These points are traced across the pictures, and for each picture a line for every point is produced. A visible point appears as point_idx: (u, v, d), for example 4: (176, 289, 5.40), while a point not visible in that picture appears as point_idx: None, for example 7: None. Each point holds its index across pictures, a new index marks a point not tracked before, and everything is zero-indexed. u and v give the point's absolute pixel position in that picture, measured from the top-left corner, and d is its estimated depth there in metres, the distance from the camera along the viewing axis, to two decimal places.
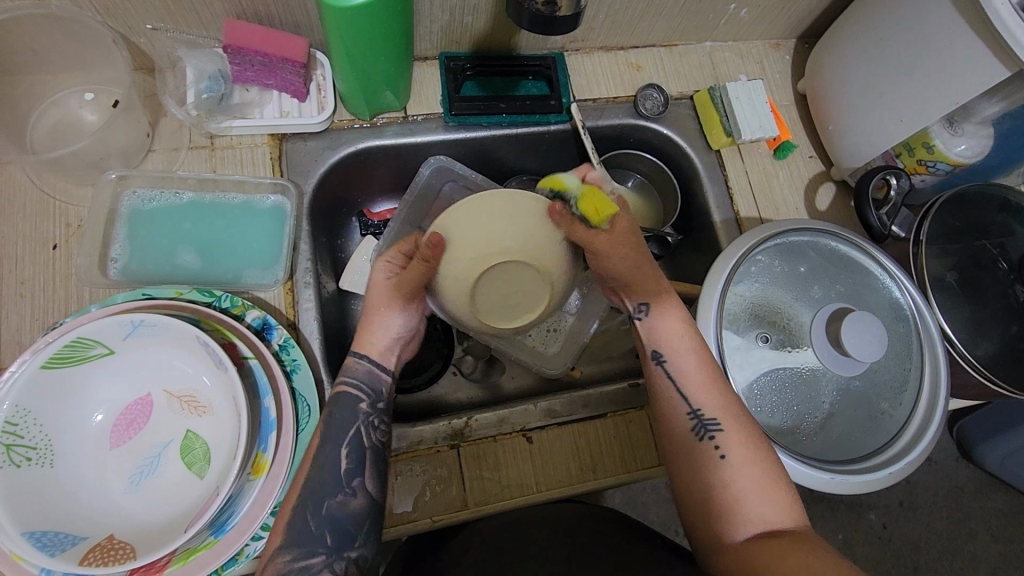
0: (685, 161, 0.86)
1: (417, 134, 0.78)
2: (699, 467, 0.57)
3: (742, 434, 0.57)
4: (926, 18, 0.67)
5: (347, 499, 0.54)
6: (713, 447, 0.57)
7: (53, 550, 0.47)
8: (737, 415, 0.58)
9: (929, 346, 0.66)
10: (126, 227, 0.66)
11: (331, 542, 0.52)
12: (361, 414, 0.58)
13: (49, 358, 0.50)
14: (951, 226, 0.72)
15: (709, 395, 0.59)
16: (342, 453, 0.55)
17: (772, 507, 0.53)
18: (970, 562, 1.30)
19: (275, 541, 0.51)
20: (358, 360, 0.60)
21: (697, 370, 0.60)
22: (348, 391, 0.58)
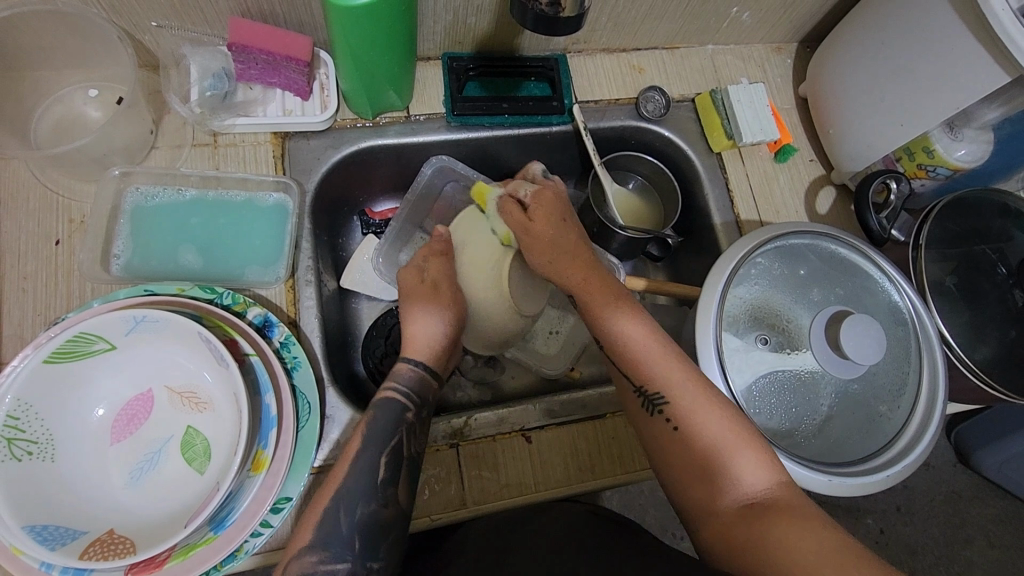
0: (686, 163, 0.86)
1: (419, 134, 0.78)
2: (663, 443, 0.57)
3: (689, 403, 0.56)
4: (929, 23, 0.67)
5: (378, 508, 0.54)
6: (664, 420, 0.57)
7: (53, 544, 0.47)
8: (678, 384, 0.57)
9: (927, 350, 0.66)
10: (129, 224, 0.66)
11: (358, 548, 0.52)
12: (404, 422, 0.58)
13: (52, 353, 0.50)
14: (951, 231, 0.72)
15: (651, 372, 0.59)
16: (381, 462, 0.56)
17: (743, 472, 0.52)
18: (966, 567, 1.30)
19: (303, 539, 0.52)
20: (409, 367, 0.62)
21: (636, 344, 0.61)
22: (396, 396, 0.59)
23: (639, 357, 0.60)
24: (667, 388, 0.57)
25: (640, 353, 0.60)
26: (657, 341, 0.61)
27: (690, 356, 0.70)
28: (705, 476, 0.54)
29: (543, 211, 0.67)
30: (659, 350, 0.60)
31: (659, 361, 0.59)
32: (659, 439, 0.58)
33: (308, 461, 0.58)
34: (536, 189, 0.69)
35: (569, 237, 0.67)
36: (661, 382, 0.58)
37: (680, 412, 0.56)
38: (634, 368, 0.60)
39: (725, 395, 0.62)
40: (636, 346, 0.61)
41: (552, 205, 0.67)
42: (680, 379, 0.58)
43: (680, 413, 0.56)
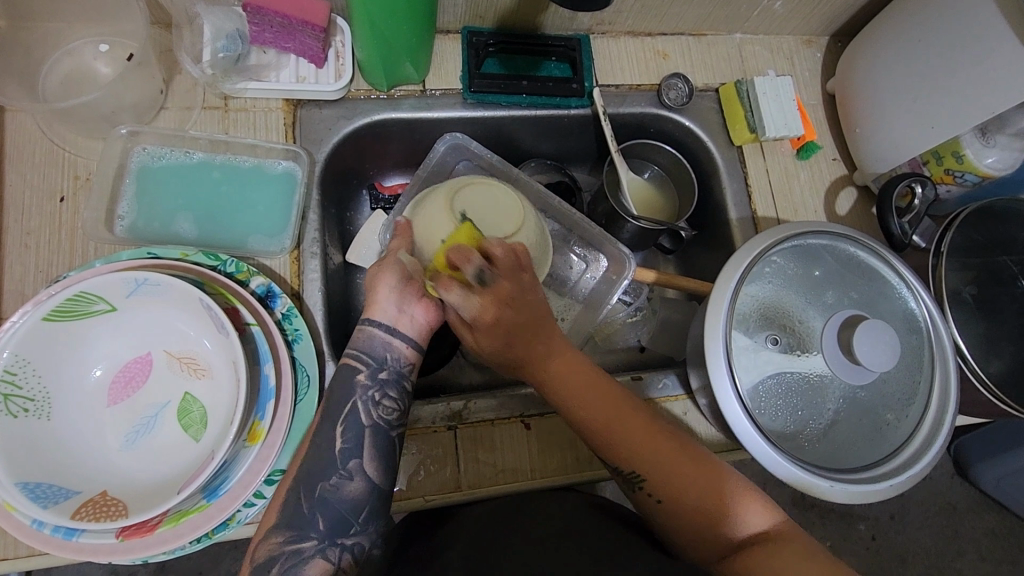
0: (705, 154, 0.84)
1: (434, 109, 0.76)
2: (647, 509, 0.57)
3: (669, 473, 0.55)
4: (981, 33, 0.64)
5: (341, 482, 0.53)
6: (646, 494, 0.56)
7: (45, 502, 0.47)
8: (659, 460, 0.55)
9: (940, 361, 0.64)
10: (134, 184, 0.65)
11: (323, 527, 0.52)
12: (358, 388, 0.56)
13: (51, 311, 0.49)
14: (974, 241, 0.70)
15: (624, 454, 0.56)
16: (338, 432, 0.55)
17: (732, 516, 0.53)
18: None
19: (270, 521, 0.52)
20: (361, 326, 0.58)
21: (599, 425, 0.57)
22: (349, 360, 0.57)
23: (611, 440, 0.57)
24: (644, 464, 0.55)
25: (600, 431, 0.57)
26: (629, 413, 0.57)
27: (697, 351, 0.69)
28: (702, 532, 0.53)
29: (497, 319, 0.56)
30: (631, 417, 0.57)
31: (630, 437, 0.56)
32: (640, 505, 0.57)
33: (304, 434, 0.57)
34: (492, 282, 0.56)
35: (520, 334, 0.57)
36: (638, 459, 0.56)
37: (659, 484, 0.55)
38: (608, 449, 0.57)
39: (730, 394, 0.61)
40: (606, 425, 0.57)
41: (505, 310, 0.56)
42: (652, 455, 0.56)
43: (661, 486, 0.55)
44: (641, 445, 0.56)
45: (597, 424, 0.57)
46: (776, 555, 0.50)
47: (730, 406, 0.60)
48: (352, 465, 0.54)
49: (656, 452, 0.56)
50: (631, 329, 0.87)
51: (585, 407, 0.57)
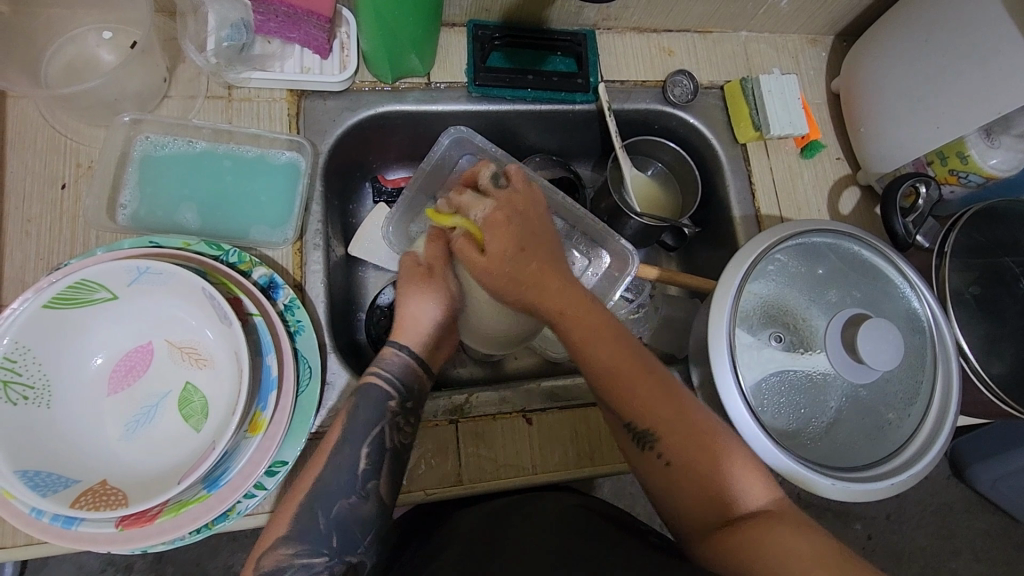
0: (710, 152, 0.84)
1: (439, 102, 0.76)
2: (649, 471, 0.55)
3: (686, 433, 0.54)
4: (988, 36, 0.64)
5: (358, 502, 0.53)
6: (655, 454, 0.55)
7: (44, 490, 0.46)
8: (671, 417, 0.55)
9: (943, 360, 0.64)
10: (137, 172, 0.64)
11: (336, 544, 0.52)
12: (388, 413, 0.56)
13: (52, 298, 0.49)
14: (978, 241, 0.70)
15: (642, 405, 0.56)
16: (362, 453, 0.54)
17: (731, 487, 0.53)
18: None
19: (280, 531, 0.51)
20: (395, 351, 0.59)
21: (622, 374, 0.56)
22: (379, 382, 0.57)
23: (626, 389, 0.56)
24: (660, 421, 0.55)
25: (616, 376, 0.56)
26: (644, 370, 0.57)
27: (699, 349, 0.68)
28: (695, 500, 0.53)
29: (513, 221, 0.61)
30: (645, 375, 0.56)
31: (648, 392, 0.56)
32: (646, 466, 0.55)
33: (305, 426, 0.57)
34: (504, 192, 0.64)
35: (528, 256, 0.60)
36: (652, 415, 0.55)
37: (670, 441, 0.54)
38: (619, 401, 0.56)
39: (733, 391, 0.61)
40: (622, 383, 0.56)
41: (506, 213, 0.62)
42: (667, 410, 0.55)
43: (674, 445, 0.54)
44: (654, 400, 0.56)
45: (616, 373, 0.56)
46: (768, 536, 0.49)
47: (733, 403, 0.60)
48: (370, 485, 0.54)
49: (674, 415, 0.55)
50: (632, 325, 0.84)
51: (608, 350, 0.57)
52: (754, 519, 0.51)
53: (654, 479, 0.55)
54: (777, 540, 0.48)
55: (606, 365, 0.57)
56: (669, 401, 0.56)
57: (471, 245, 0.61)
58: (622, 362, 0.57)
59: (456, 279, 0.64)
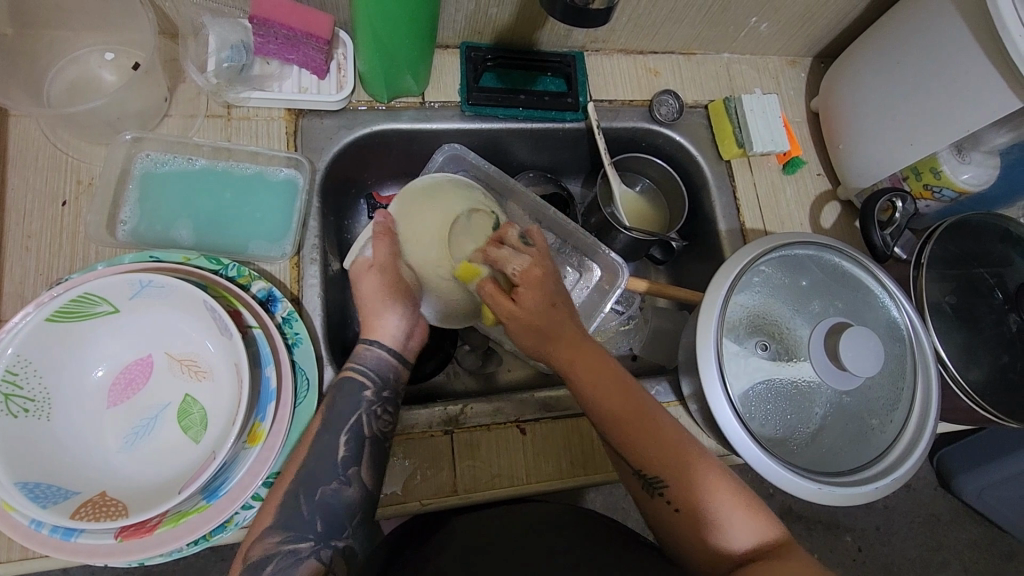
0: (695, 168, 0.87)
1: (432, 121, 0.78)
2: (661, 516, 0.56)
3: (689, 480, 0.55)
4: (952, 58, 0.67)
5: (340, 488, 0.54)
6: (664, 501, 0.56)
7: (45, 502, 0.47)
8: (677, 464, 0.55)
9: (923, 367, 0.66)
10: (137, 188, 0.65)
11: (320, 529, 0.53)
12: (364, 402, 0.58)
13: (55, 312, 0.50)
14: (952, 253, 0.73)
15: (648, 458, 0.56)
16: (341, 441, 0.55)
17: (735, 535, 0.53)
18: None
19: (265, 521, 0.52)
20: (367, 347, 0.60)
21: (628, 427, 0.57)
22: (357, 376, 0.59)
23: (637, 440, 0.56)
24: (668, 470, 0.55)
25: (626, 431, 0.57)
26: (654, 423, 0.57)
27: (688, 359, 0.70)
28: (701, 546, 0.54)
29: (529, 296, 0.60)
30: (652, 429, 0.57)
31: (654, 442, 0.56)
32: (656, 510, 0.56)
33: (303, 437, 0.58)
34: (525, 263, 0.62)
35: (550, 326, 0.59)
36: (660, 466, 0.55)
37: (679, 490, 0.55)
38: (631, 450, 0.57)
39: (722, 398, 0.62)
40: (635, 436, 0.56)
41: (540, 280, 0.61)
42: (675, 459, 0.56)
43: (681, 494, 0.54)
44: (662, 451, 0.56)
45: (623, 424, 0.57)
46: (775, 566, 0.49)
47: (721, 410, 0.62)
48: (351, 472, 0.55)
49: (679, 464, 0.55)
50: (622, 336, 0.88)
51: (613, 402, 0.57)
52: (760, 561, 0.51)
53: (668, 523, 0.56)
54: None
55: (613, 415, 0.57)
56: (672, 456, 0.56)
57: (502, 293, 0.61)
58: (630, 413, 0.57)
59: (407, 269, 0.66)
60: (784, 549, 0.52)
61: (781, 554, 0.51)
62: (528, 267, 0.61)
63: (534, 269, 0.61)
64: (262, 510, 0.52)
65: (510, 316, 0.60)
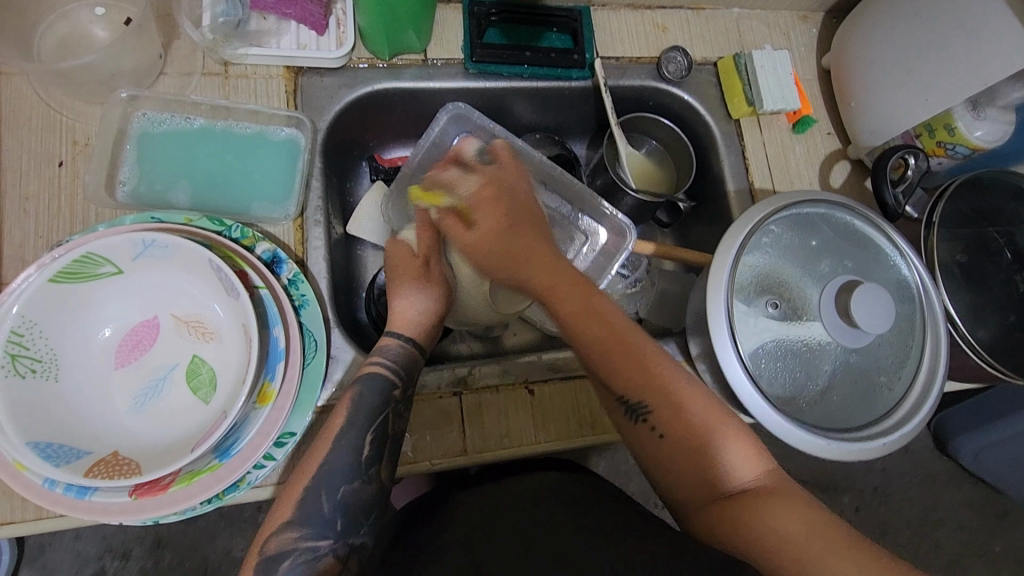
0: (703, 128, 0.85)
1: (436, 79, 0.76)
2: (645, 445, 0.57)
3: (675, 408, 0.56)
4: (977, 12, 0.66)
5: (360, 486, 0.54)
6: (648, 427, 0.57)
7: (58, 461, 0.47)
8: (653, 382, 0.56)
9: (932, 327, 0.66)
10: (135, 148, 0.64)
11: (339, 526, 0.53)
12: (389, 399, 0.58)
13: (58, 272, 0.49)
14: (963, 212, 0.73)
15: (630, 381, 0.57)
16: (365, 440, 0.56)
17: (732, 464, 0.54)
18: (934, 550, 1.36)
19: (285, 516, 0.52)
20: (395, 339, 0.61)
21: (607, 352, 0.58)
22: (380, 370, 0.59)
23: (615, 361, 0.57)
24: (650, 393, 0.56)
25: (605, 354, 0.58)
26: (657, 351, 0.58)
27: (697, 321, 0.70)
28: (691, 476, 0.55)
29: (485, 218, 0.66)
30: (636, 358, 0.57)
31: (633, 367, 0.57)
32: (640, 436, 0.57)
33: (313, 398, 0.58)
34: (479, 183, 0.68)
35: (526, 249, 0.64)
36: (643, 387, 0.56)
37: (661, 416, 0.56)
38: (613, 374, 0.58)
39: (732, 357, 0.62)
40: (615, 354, 0.58)
41: (495, 201, 0.67)
42: (656, 380, 0.57)
43: (665, 418, 0.56)
44: (646, 370, 0.57)
45: (601, 345, 0.58)
46: (767, 502, 0.50)
47: (731, 369, 0.62)
48: (372, 470, 0.55)
49: (662, 384, 0.56)
50: (628, 300, 0.87)
51: (594, 327, 0.59)
52: (751, 490, 0.52)
53: (653, 455, 0.57)
54: (774, 514, 0.49)
55: (593, 339, 0.58)
56: (657, 380, 0.57)
57: (456, 222, 0.67)
58: (606, 335, 0.58)
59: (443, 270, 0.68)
60: (775, 483, 0.53)
61: (770, 487, 0.52)
62: (482, 186, 0.68)
63: (488, 188, 0.67)
64: (278, 507, 0.53)
65: (467, 240, 0.66)
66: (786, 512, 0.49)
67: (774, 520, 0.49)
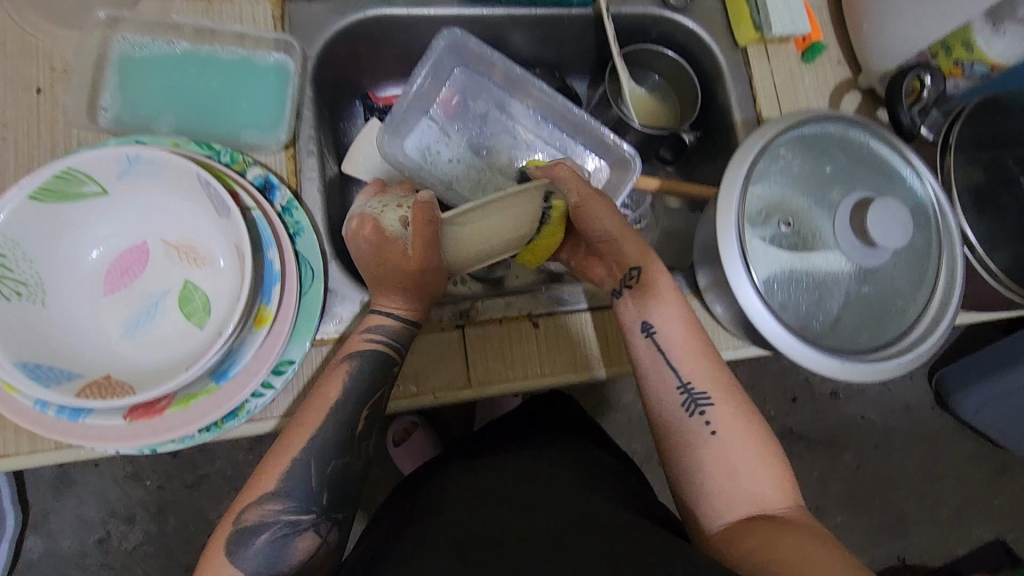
0: (709, 59, 0.82)
1: (430, 5, 0.73)
2: (689, 440, 0.54)
3: (730, 413, 0.55)
4: None
5: (350, 460, 0.53)
6: (703, 421, 0.54)
7: (48, 383, 0.45)
8: (720, 389, 0.55)
9: (947, 249, 0.64)
10: (117, 73, 0.61)
11: (324, 501, 0.52)
12: (389, 373, 0.56)
13: (38, 189, 0.46)
14: (979, 137, 0.70)
15: (699, 369, 0.56)
16: (361, 415, 0.55)
17: (763, 488, 0.52)
18: (936, 504, 1.37)
19: (267, 486, 0.51)
20: (387, 315, 0.56)
21: (687, 338, 0.57)
22: (378, 345, 0.56)
23: (688, 351, 0.57)
24: (715, 392, 0.55)
25: (675, 338, 0.57)
26: (732, 378, 0.57)
27: (705, 251, 0.68)
28: (722, 486, 0.53)
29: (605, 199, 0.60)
30: (709, 355, 0.57)
31: (706, 362, 0.56)
32: (687, 431, 0.55)
33: (311, 326, 0.56)
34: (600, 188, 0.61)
35: (620, 239, 0.59)
36: (711, 387, 0.55)
37: (720, 415, 0.54)
38: (683, 363, 0.56)
39: (743, 279, 0.60)
40: (690, 347, 0.57)
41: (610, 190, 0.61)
42: (721, 383, 0.56)
43: (722, 419, 0.54)
44: (711, 371, 0.56)
45: (683, 335, 0.57)
46: (790, 529, 0.49)
47: (743, 291, 0.60)
48: (364, 445, 0.55)
49: (726, 389, 0.56)
50: None
51: (678, 316, 0.58)
52: (775, 518, 0.51)
53: (695, 451, 0.54)
54: (796, 539, 0.48)
55: (674, 328, 0.57)
56: (721, 387, 0.56)
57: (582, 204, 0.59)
58: (690, 328, 0.57)
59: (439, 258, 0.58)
60: (797, 518, 0.52)
61: (792, 519, 0.51)
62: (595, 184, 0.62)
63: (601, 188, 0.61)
64: (260, 476, 0.51)
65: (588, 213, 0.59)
66: (812, 539, 0.48)
67: (796, 543, 0.47)
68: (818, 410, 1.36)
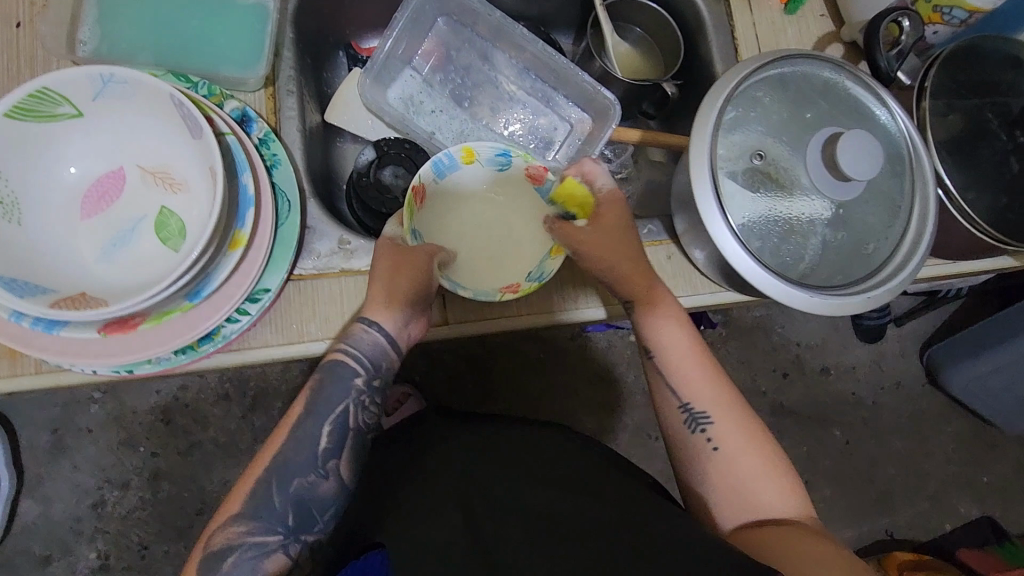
0: (692, 10, 0.82)
1: None
2: (694, 455, 0.57)
3: (733, 428, 0.57)
4: None
5: (317, 480, 0.54)
6: (705, 438, 0.57)
7: (22, 294, 0.46)
8: (722, 404, 0.58)
9: (919, 189, 0.65)
10: (96, 8, 0.62)
11: (291, 522, 0.54)
12: (353, 393, 0.56)
13: (13, 106, 0.47)
14: (957, 85, 0.70)
15: (700, 389, 0.58)
16: (324, 431, 0.55)
17: (770, 496, 0.54)
18: (923, 480, 1.37)
19: (233, 509, 0.53)
20: (364, 328, 0.56)
21: (684, 360, 0.59)
22: (349, 362, 0.56)
23: (686, 370, 0.59)
24: (718, 408, 0.58)
25: (677, 360, 0.60)
26: (738, 397, 0.59)
27: (682, 196, 0.68)
28: (730, 496, 0.55)
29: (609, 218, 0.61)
30: (711, 373, 0.59)
31: (707, 380, 0.59)
32: (692, 448, 0.57)
33: (288, 255, 0.57)
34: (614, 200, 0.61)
35: (621, 259, 0.61)
36: (713, 403, 0.58)
37: (722, 430, 0.57)
38: (685, 383, 0.59)
39: (715, 213, 0.61)
40: (689, 367, 0.59)
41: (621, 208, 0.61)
42: (723, 399, 0.58)
43: (724, 434, 0.57)
44: (712, 388, 0.59)
45: (684, 356, 0.60)
46: (797, 532, 0.51)
47: (714, 225, 0.60)
48: (330, 464, 0.55)
49: (728, 403, 0.58)
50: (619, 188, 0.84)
51: (678, 339, 0.60)
52: (784, 523, 0.53)
53: (700, 464, 0.57)
54: (801, 542, 0.49)
55: (674, 349, 0.60)
56: (723, 402, 0.58)
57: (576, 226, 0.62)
58: (689, 348, 0.60)
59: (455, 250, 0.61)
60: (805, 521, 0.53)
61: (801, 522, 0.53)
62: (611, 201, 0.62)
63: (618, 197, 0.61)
64: (233, 496, 0.53)
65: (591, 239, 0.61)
66: (814, 540, 0.49)
67: (802, 543, 0.49)
68: (807, 386, 1.37)
